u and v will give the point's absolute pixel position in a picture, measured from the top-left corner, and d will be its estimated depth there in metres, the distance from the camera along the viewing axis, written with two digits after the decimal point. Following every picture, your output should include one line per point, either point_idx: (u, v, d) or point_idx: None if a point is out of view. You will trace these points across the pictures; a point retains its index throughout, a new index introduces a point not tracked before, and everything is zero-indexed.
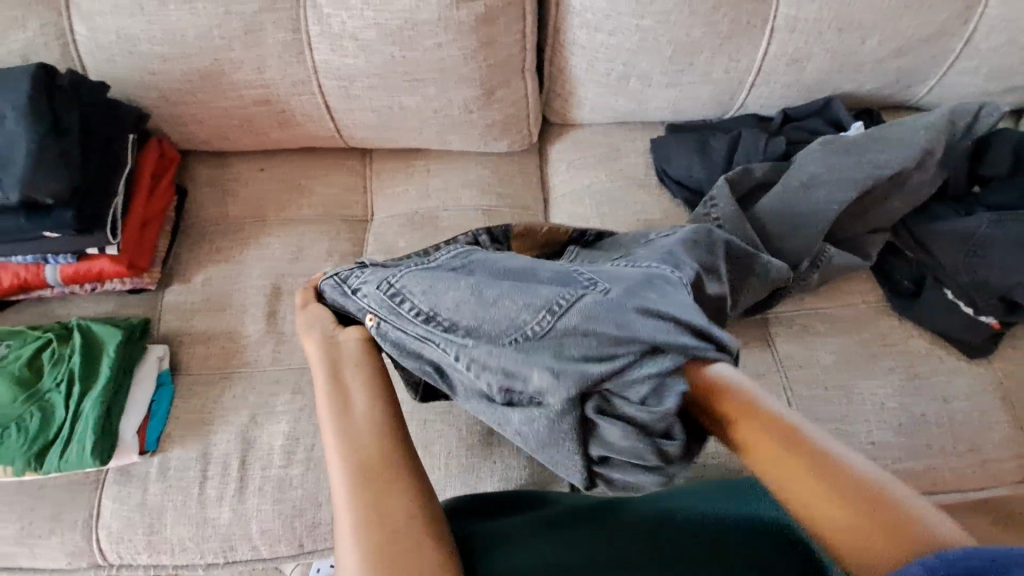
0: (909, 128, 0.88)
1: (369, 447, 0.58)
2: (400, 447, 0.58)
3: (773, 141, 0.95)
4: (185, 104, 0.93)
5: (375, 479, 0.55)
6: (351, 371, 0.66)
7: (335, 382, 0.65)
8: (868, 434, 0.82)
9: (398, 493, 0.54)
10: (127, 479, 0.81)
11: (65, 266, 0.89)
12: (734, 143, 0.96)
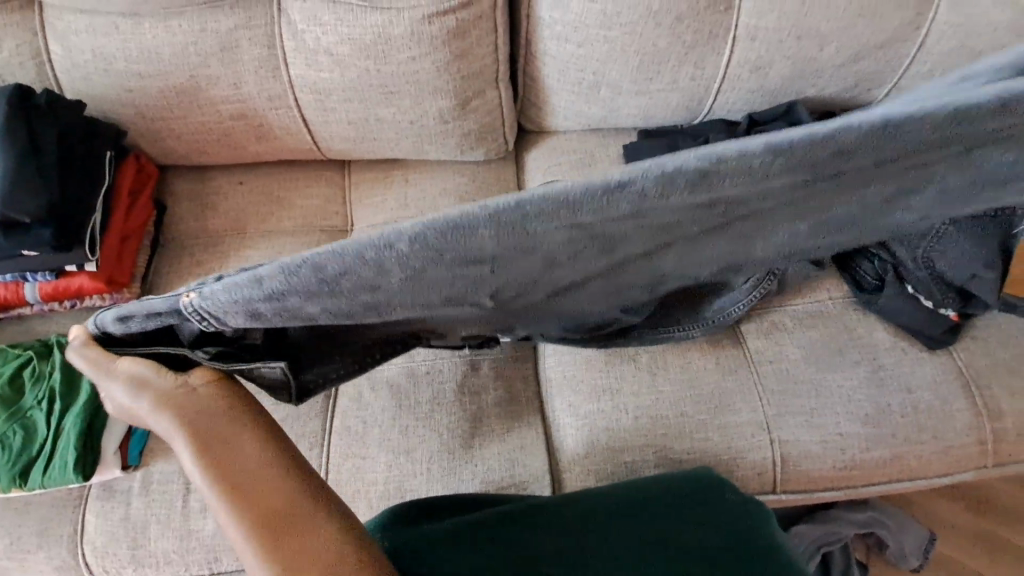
0: None
1: (266, 496, 0.57)
2: (290, 475, 0.58)
3: None
4: (162, 120, 0.93)
5: (276, 522, 0.55)
6: (212, 425, 0.61)
7: (207, 445, 0.60)
8: (836, 425, 0.87)
9: (304, 524, 0.55)
10: (110, 494, 0.82)
11: (44, 284, 0.89)
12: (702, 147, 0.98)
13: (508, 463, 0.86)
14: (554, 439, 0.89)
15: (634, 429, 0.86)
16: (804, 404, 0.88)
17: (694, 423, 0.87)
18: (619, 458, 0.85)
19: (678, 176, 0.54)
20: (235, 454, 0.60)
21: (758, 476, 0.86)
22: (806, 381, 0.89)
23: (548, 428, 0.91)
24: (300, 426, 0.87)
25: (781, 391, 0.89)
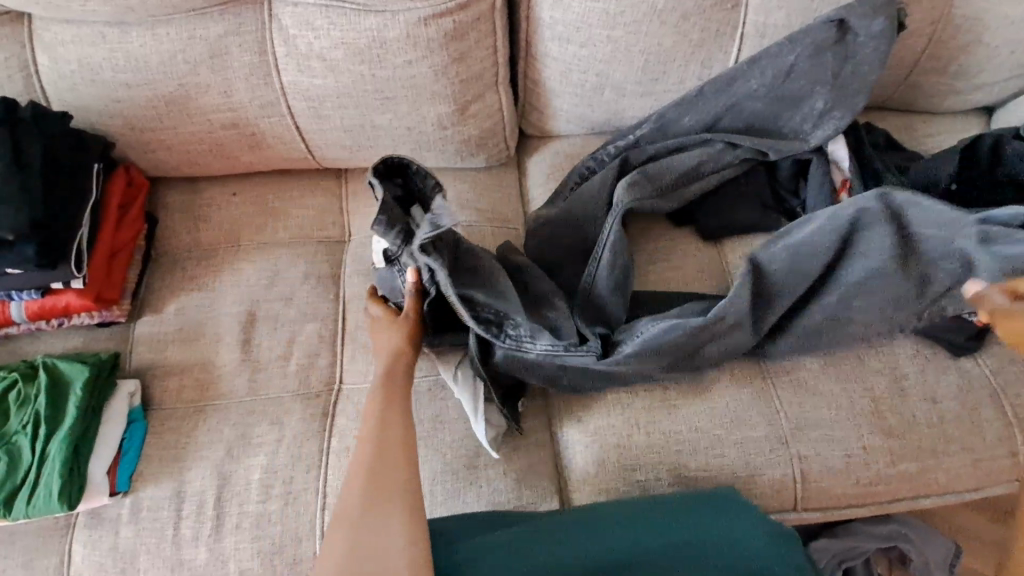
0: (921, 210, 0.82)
1: (394, 455, 0.66)
2: (407, 454, 0.67)
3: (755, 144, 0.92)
4: (152, 131, 0.90)
5: (376, 488, 0.63)
6: (397, 381, 0.76)
7: (383, 387, 0.75)
8: (860, 439, 0.82)
9: (395, 497, 0.62)
10: (99, 522, 0.78)
11: (30, 302, 0.86)
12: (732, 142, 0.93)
13: (514, 484, 0.82)
14: (562, 457, 0.85)
15: (646, 445, 0.82)
16: (825, 416, 0.83)
17: (710, 438, 0.82)
18: (630, 476, 0.81)
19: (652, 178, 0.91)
20: (395, 408, 0.72)
21: (778, 494, 0.81)
22: (824, 393, 0.85)
23: (556, 445, 0.86)
24: (295, 448, 0.81)
25: (800, 403, 0.85)
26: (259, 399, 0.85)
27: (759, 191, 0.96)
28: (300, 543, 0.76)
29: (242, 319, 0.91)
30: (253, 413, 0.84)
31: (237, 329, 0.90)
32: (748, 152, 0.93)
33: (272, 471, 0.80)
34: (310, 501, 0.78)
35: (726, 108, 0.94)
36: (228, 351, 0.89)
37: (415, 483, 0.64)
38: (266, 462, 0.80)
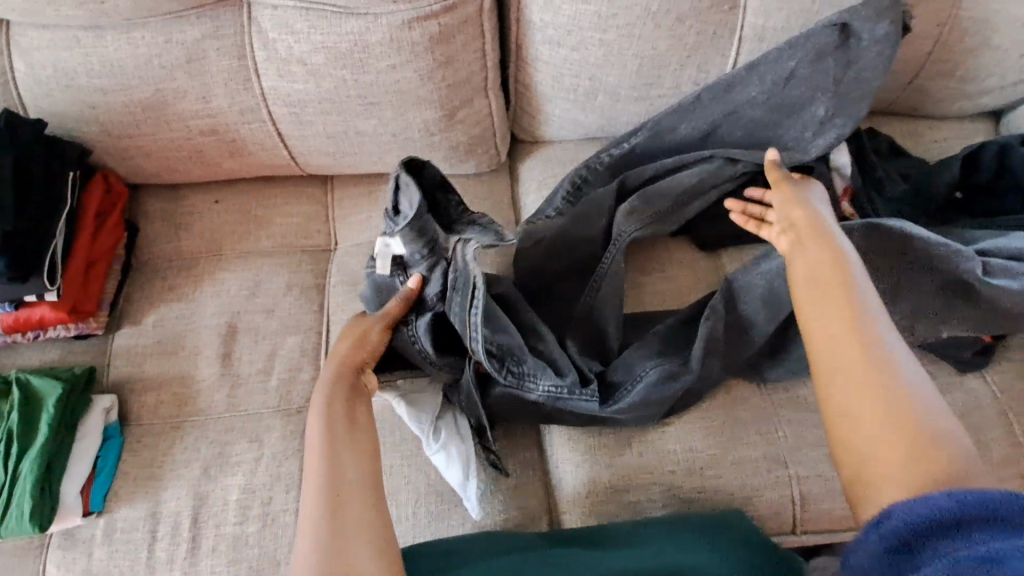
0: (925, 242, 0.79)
1: (353, 468, 0.62)
2: (368, 467, 0.62)
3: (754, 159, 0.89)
4: (129, 138, 0.88)
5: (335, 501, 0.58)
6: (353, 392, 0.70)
7: (338, 397, 0.68)
8: None
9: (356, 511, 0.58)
10: (71, 544, 0.75)
11: (4, 315, 0.83)
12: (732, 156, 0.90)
13: (500, 505, 0.79)
14: (551, 476, 0.82)
15: (639, 465, 0.79)
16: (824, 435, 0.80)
17: (704, 458, 0.79)
18: (621, 498, 0.78)
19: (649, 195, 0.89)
20: (353, 418, 0.67)
21: (775, 517, 0.78)
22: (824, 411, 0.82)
23: (545, 464, 0.84)
24: (274, 468, 0.79)
25: (799, 422, 0.82)
26: (238, 415, 0.83)
27: None
28: (277, 567, 0.73)
29: (223, 331, 0.89)
30: (232, 430, 0.81)
31: (217, 341, 0.88)
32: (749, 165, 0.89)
33: (250, 491, 0.77)
34: (289, 523, 0.75)
35: (724, 115, 0.91)
36: (208, 365, 0.86)
37: (377, 494, 0.60)
38: (244, 482, 0.78)
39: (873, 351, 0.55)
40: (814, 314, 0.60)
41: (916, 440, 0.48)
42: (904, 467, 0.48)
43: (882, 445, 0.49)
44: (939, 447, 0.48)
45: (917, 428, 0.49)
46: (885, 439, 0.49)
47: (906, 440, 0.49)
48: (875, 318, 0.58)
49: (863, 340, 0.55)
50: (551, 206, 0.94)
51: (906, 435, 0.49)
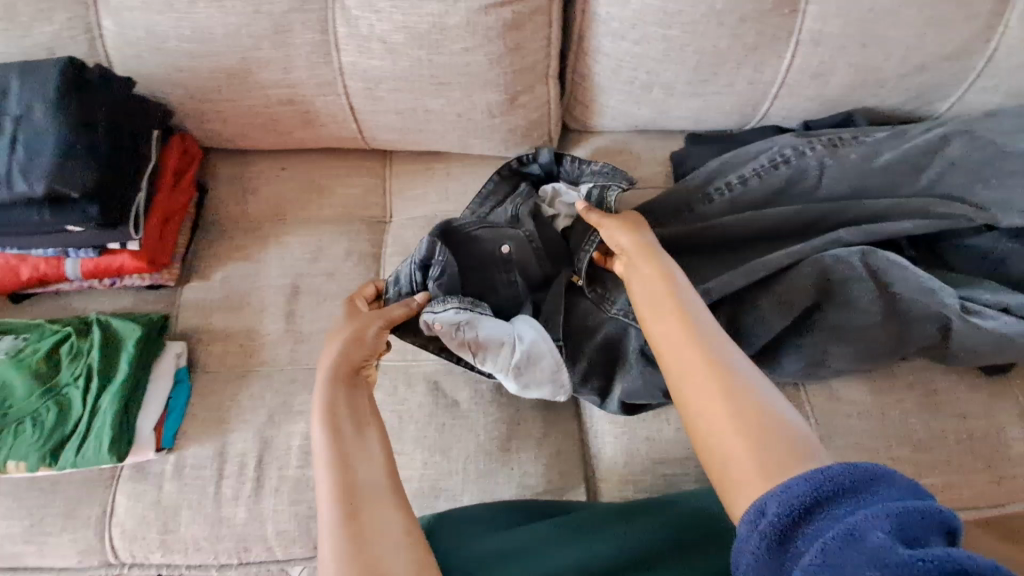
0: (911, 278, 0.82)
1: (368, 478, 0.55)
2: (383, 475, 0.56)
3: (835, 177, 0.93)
4: (211, 102, 0.93)
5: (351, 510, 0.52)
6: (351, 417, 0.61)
7: (340, 425, 0.60)
8: (886, 448, 0.84)
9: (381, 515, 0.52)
10: (143, 476, 0.81)
11: (86, 260, 0.87)
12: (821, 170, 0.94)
13: (544, 468, 0.84)
14: (591, 446, 0.87)
15: (675, 440, 0.84)
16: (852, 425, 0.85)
17: None
18: (659, 470, 0.83)
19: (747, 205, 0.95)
20: (361, 439, 0.59)
21: None
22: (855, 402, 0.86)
23: (585, 434, 0.88)
24: None
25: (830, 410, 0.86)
26: (299, 369, 0.88)
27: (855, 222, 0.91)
28: None
29: (286, 290, 0.94)
30: (294, 382, 0.87)
31: (282, 300, 0.93)
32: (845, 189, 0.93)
33: (312, 438, 0.83)
34: None
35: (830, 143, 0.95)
36: (272, 321, 0.92)
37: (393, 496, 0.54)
38: (307, 430, 0.83)
39: (716, 349, 0.57)
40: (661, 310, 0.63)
41: (746, 418, 0.50)
42: (732, 440, 0.50)
43: (714, 413, 0.52)
44: (769, 424, 0.50)
45: (755, 410, 0.51)
46: (721, 409, 0.52)
47: (731, 405, 0.52)
48: (697, 316, 0.61)
49: (690, 323, 0.60)
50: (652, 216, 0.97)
51: (732, 408, 0.52)
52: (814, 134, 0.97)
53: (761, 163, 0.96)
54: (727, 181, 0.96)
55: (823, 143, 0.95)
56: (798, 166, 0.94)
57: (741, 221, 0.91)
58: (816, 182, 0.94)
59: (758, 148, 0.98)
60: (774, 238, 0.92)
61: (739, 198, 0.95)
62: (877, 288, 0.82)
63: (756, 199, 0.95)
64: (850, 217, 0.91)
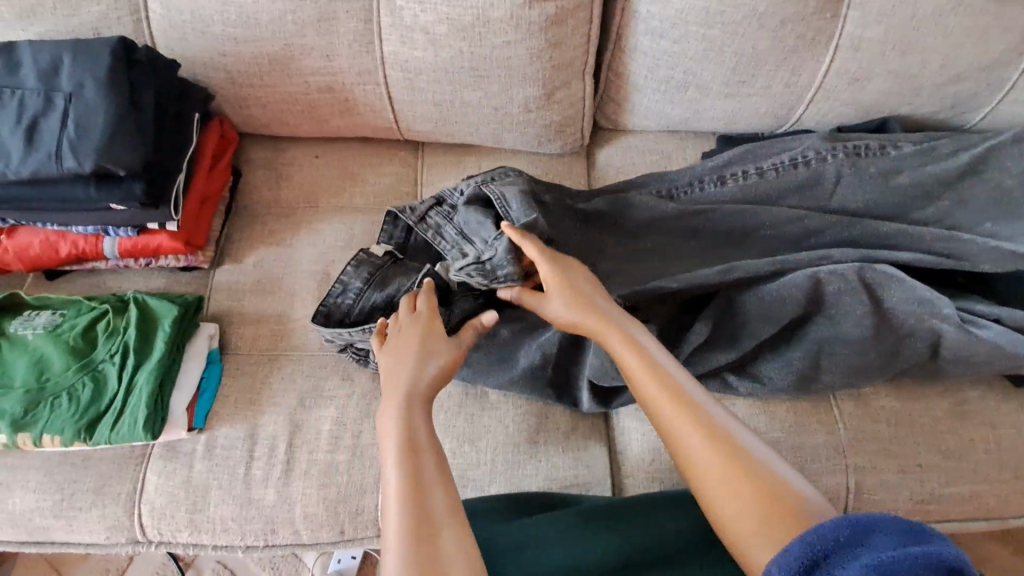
0: (923, 298, 0.79)
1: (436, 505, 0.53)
2: (448, 494, 0.54)
3: (847, 189, 0.93)
4: (252, 87, 0.94)
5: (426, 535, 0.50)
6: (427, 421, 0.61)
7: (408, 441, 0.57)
8: (914, 454, 0.83)
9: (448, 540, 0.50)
10: (174, 455, 0.81)
11: (124, 239, 0.88)
12: (838, 178, 0.93)
13: (571, 462, 0.84)
14: (616, 442, 0.87)
15: None
16: (881, 430, 0.85)
17: (768, 440, 0.84)
18: None
19: (755, 196, 0.95)
20: (429, 454, 0.57)
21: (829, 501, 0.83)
22: (885, 408, 0.86)
23: (610, 430, 0.88)
24: (364, 404, 0.84)
25: (859, 415, 0.86)
26: (330, 354, 0.89)
27: (871, 233, 0.88)
28: (364, 495, 0.80)
29: (317, 276, 0.95)
30: (325, 368, 0.87)
31: (313, 286, 0.94)
32: (859, 203, 0.92)
33: (341, 424, 0.83)
34: (376, 456, 0.81)
35: (853, 153, 0.94)
36: (303, 306, 0.92)
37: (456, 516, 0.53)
38: (337, 415, 0.83)
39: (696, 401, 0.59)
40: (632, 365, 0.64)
41: (740, 467, 0.54)
42: (728, 492, 0.53)
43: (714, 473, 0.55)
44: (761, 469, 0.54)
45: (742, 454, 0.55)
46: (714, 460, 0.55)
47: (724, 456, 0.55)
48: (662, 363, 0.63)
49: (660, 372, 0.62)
50: (666, 184, 0.99)
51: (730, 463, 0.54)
52: (841, 142, 0.95)
53: (781, 161, 0.96)
54: (745, 170, 0.97)
55: (847, 151, 0.94)
56: (816, 172, 0.94)
57: (748, 210, 0.92)
58: (827, 191, 0.93)
59: (783, 147, 0.98)
60: (800, 244, 0.91)
61: (752, 189, 0.96)
62: (872, 300, 0.80)
63: (769, 192, 0.95)
64: (865, 232, 0.88)
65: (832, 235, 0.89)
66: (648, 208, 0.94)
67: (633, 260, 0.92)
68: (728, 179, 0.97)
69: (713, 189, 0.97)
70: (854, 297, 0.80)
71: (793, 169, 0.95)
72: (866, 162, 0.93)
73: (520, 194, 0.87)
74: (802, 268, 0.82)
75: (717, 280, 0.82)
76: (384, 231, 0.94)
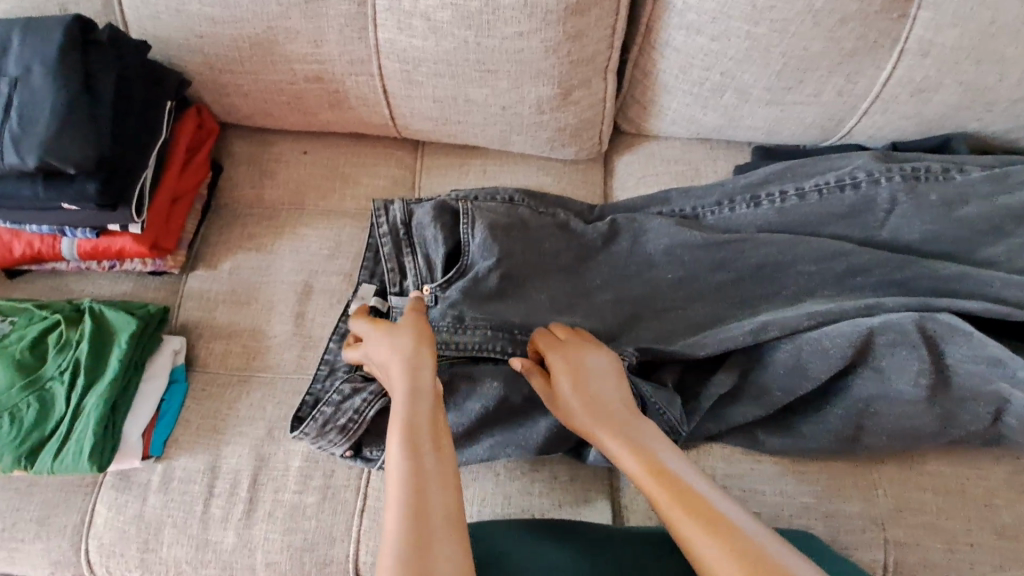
0: (987, 359, 0.68)
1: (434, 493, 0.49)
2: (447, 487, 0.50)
3: (901, 218, 0.80)
4: (232, 74, 0.84)
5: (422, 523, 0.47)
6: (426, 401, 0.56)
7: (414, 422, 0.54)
8: (964, 532, 0.71)
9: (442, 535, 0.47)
10: (127, 486, 0.73)
11: (83, 241, 0.80)
12: (890, 206, 0.81)
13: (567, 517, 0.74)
14: (621, 494, 0.76)
15: None
16: (926, 500, 0.73)
17: (795, 505, 0.73)
18: None
19: (790, 222, 0.84)
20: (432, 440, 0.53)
21: None
22: (933, 475, 0.74)
23: (614, 480, 0.77)
24: None
25: (900, 481, 0.74)
26: (305, 378, 0.79)
27: (928, 274, 0.76)
28: (332, 544, 0.71)
29: (298, 289, 0.85)
30: (299, 393, 0.78)
31: (292, 299, 0.84)
32: (916, 236, 0.80)
33: (313, 460, 0.74)
34: (349, 500, 0.73)
35: (912, 176, 0.81)
36: (280, 322, 0.83)
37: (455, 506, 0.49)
38: (308, 450, 0.75)
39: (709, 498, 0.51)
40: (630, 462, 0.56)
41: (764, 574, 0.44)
42: None
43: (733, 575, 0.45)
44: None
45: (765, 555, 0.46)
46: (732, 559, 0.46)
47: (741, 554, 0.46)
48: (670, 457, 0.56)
49: (665, 468, 0.54)
50: (693, 202, 0.88)
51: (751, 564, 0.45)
52: (899, 163, 0.83)
53: (826, 182, 0.83)
54: (783, 189, 0.85)
55: (905, 174, 0.81)
56: (866, 197, 0.81)
57: (782, 238, 0.81)
58: (878, 219, 0.81)
59: (829, 164, 0.85)
60: (843, 282, 0.79)
61: (790, 214, 0.84)
62: (929, 356, 0.69)
63: (807, 219, 0.83)
64: (922, 271, 0.76)
65: (880, 273, 0.77)
66: (670, 233, 0.84)
67: (648, 290, 0.82)
68: (762, 201, 0.85)
69: (743, 213, 0.86)
70: (909, 353, 0.69)
71: (838, 193, 0.83)
72: (925, 187, 0.81)
73: (487, 227, 0.81)
74: (847, 321, 0.71)
75: (746, 341, 0.73)
76: (366, 269, 0.83)
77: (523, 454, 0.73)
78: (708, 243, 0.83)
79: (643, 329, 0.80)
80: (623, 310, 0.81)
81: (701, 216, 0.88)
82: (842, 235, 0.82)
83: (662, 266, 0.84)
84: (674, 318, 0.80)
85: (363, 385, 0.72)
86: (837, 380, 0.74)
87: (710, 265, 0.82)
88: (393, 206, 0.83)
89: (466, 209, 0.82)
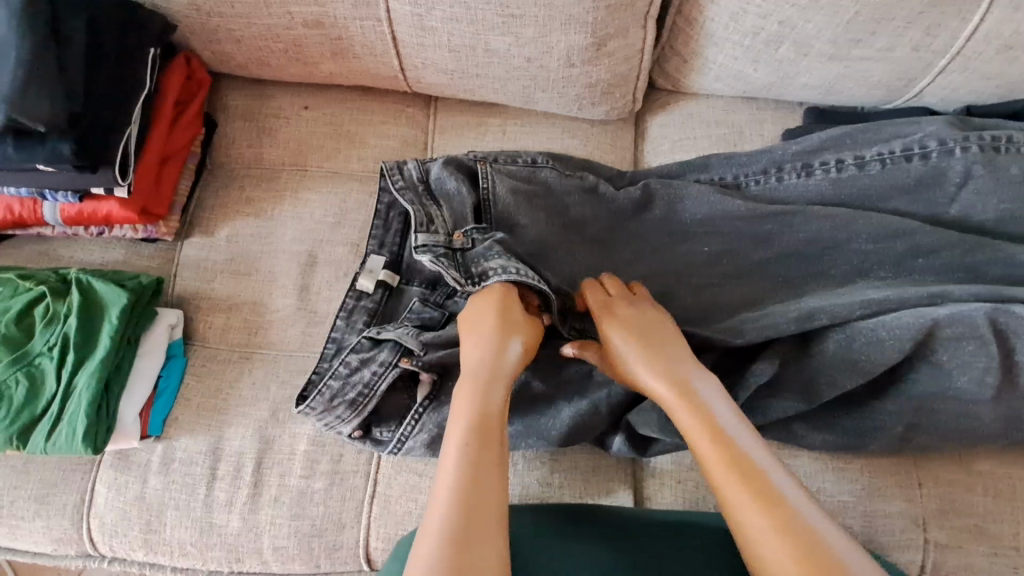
0: None
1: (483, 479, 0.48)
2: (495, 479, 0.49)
3: (973, 194, 0.71)
4: (221, 16, 0.74)
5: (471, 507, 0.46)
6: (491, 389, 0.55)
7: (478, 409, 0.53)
8: (1017, 538, 0.66)
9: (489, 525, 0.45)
10: (127, 466, 0.70)
11: (67, 205, 0.74)
12: (963, 180, 0.72)
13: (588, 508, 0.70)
14: (645, 485, 0.72)
15: None
16: (977, 502, 0.68)
17: (832, 504, 0.68)
18: None
19: (845, 195, 0.75)
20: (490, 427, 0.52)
21: None
22: (984, 476, 0.69)
23: (639, 471, 0.73)
24: None
25: (949, 481, 0.69)
26: (310, 356, 0.74)
27: (1000, 259, 0.68)
28: (342, 530, 0.68)
29: (301, 260, 0.78)
30: (304, 373, 0.73)
31: (295, 271, 0.77)
32: (988, 215, 0.71)
33: (320, 443, 0.70)
34: (359, 486, 0.69)
35: (992, 146, 0.71)
36: (282, 296, 0.77)
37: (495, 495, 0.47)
38: (314, 433, 0.71)
39: (775, 478, 0.48)
40: (690, 424, 0.53)
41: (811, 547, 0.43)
42: None
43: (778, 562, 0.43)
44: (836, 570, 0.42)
45: (824, 549, 0.43)
46: (764, 513, 0.45)
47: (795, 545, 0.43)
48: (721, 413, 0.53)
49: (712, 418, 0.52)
50: (737, 170, 0.79)
51: (808, 561, 0.42)
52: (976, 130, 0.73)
53: (890, 151, 0.74)
54: (840, 158, 0.76)
55: (983, 143, 0.71)
56: (936, 169, 0.72)
57: (837, 214, 0.73)
58: (947, 194, 0.72)
59: (895, 130, 0.75)
60: (903, 266, 0.71)
61: (846, 186, 0.75)
62: (1000, 353, 0.62)
63: (866, 191, 0.75)
64: (994, 255, 0.68)
65: (946, 258, 0.69)
66: (709, 203, 0.76)
67: (684, 268, 0.75)
68: (815, 171, 0.76)
69: (792, 184, 0.77)
70: (976, 350, 0.62)
71: (904, 163, 0.73)
72: (1006, 159, 0.71)
73: (511, 190, 0.73)
74: (907, 311, 0.64)
75: (791, 331, 0.66)
76: (373, 238, 0.74)
77: (545, 446, 0.68)
78: (750, 219, 0.75)
79: (677, 311, 0.73)
80: (655, 290, 0.74)
81: (745, 186, 0.79)
82: (905, 210, 0.74)
83: (699, 242, 0.76)
84: (711, 299, 0.73)
85: (370, 356, 0.67)
86: (888, 375, 0.67)
87: (753, 243, 0.74)
88: (402, 164, 0.75)
89: (484, 172, 0.74)
